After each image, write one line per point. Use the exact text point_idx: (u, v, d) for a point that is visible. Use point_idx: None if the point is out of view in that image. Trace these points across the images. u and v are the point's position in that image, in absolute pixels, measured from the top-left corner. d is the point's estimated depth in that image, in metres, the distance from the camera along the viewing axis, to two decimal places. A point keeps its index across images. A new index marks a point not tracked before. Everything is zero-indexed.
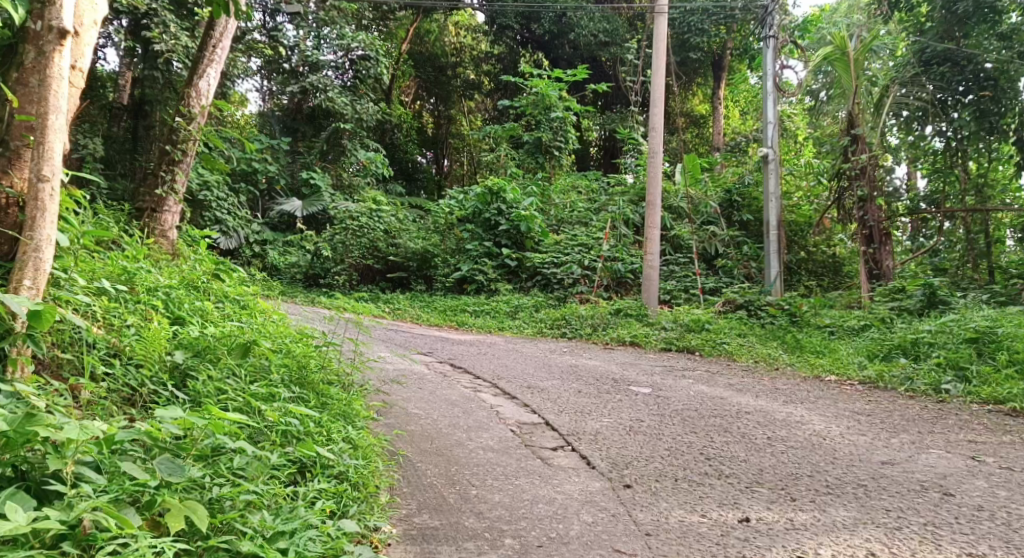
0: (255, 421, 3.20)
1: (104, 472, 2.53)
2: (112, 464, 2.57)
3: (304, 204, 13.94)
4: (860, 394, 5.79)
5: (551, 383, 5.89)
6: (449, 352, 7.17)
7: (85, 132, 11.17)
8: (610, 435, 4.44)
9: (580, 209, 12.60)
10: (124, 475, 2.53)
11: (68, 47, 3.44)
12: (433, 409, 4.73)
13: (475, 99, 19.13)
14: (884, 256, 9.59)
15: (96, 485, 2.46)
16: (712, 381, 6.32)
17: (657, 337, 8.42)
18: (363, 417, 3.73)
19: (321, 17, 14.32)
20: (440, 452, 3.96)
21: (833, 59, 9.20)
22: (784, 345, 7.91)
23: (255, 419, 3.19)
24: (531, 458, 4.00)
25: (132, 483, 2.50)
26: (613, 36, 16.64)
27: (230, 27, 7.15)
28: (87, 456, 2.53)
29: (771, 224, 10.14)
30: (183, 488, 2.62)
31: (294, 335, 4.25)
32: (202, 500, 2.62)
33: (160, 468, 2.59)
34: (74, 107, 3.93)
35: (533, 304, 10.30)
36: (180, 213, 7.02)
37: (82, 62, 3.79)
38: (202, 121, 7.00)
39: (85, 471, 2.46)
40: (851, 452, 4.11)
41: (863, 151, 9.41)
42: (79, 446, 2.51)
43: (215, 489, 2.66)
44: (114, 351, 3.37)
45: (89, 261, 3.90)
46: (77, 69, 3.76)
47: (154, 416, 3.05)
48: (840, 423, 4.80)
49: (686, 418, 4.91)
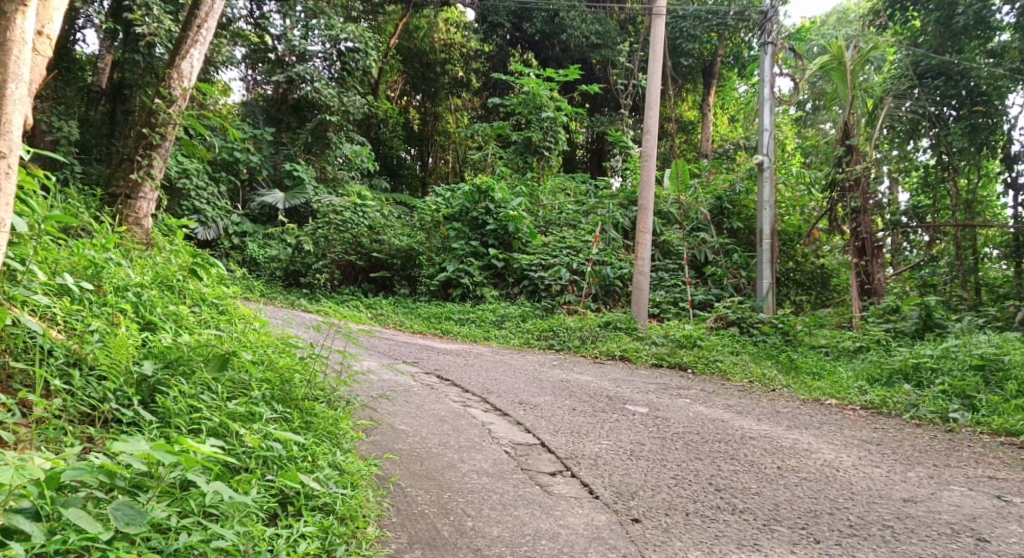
0: (230, 447, 2.87)
1: (43, 519, 2.23)
2: (56, 510, 2.26)
3: (286, 196, 13.50)
4: (865, 421, 5.56)
5: (543, 400, 5.58)
6: (436, 363, 6.85)
7: (61, 114, 10.77)
8: (611, 460, 4.16)
9: (569, 211, 12.27)
10: (72, 525, 2.23)
11: (32, 7, 3.07)
12: (423, 426, 4.42)
13: (463, 97, 18.77)
14: (876, 269, 9.31)
15: (29, 545, 2.15)
16: (709, 402, 6.06)
17: (647, 352, 8.17)
18: (350, 438, 3.40)
19: (309, 8, 13.88)
20: (432, 476, 3.67)
21: (830, 69, 9.13)
22: (779, 365, 7.72)
23: (233, 444, 2.88)
24: (529, 485, 3.73)
25: (78, 538, 2.19)
26: (605, 38, 16.24)
27: (218, 8, 6.81)
28: (24, 502, 2.25)
29: (765, 234, 9.92)
30: (142, 537, 2.31)
31: (277, 345, 3.91)
32: (163, 552, 2.30)
33: (116, 515, 2.27)
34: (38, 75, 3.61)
35: (521, 314, 9.99)
36: (157, 202, 6.64)
37: (50, 28, 3.48)
38: (183, 105, 6.60)
39: (20, 522, 2.16)
40: (868, 487, 3.92)
41: (858, 162, 9.16)
42: (15, 490, 2.22)
43: (180, 538, 2.34)
44: (72, 360, 3.04)
45: (52, 250, 3.58)
46: (43, 36, 3.45)
47: (117, 440, 2.72)
48: (851, 453, 4.57)
49: (688, 442, 4.64)
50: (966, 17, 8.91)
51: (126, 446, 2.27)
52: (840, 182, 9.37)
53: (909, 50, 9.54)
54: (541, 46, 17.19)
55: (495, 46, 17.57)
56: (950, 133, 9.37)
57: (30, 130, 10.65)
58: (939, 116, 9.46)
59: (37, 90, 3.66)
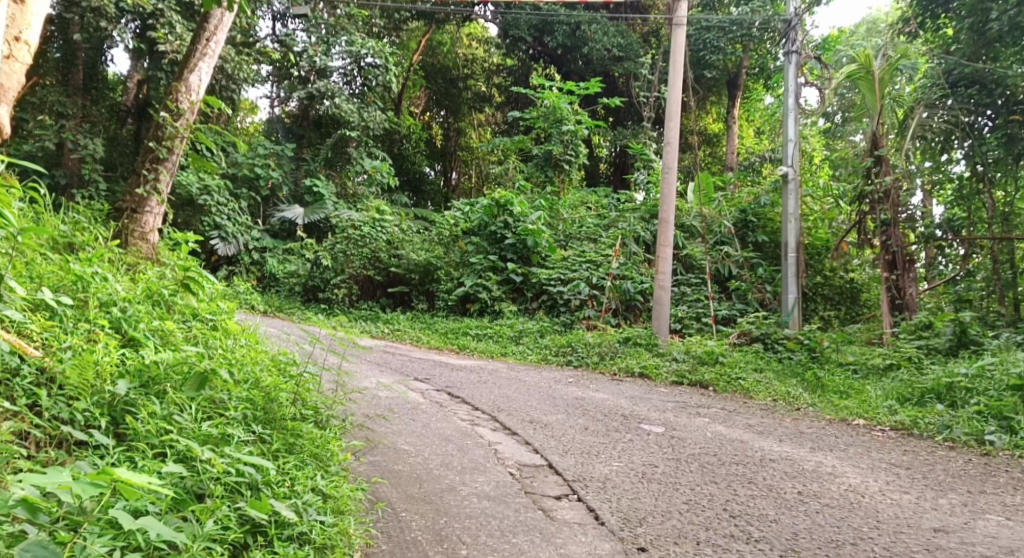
0: (196, 473, 2.75)
1: None
2: None
3: (306, 212, 13.45)
4: (894, 443, 5.26)
5: (554, 418, 5.39)
6: (447, 379, 6.67)
7: (87, 132, 10.86)
8: (620, 483, 3.95)
9: (589, 225, 12.05)
10: None
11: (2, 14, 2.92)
12: (424, 445, 4.25)
13: (485, 112, 18.69)
14: (908, 283, 9.06)
15: None
16: (729, 421, 5.79)
17: (667, 369, 7.92)
18: (337, 461, 3.30)
19: (332, 24, 14.03)
20: (429, 499, 3.48)
21: (858, 77, 8.95)
22: (805, 383, 7.42)
23: (200, 469, 2.76)
24: (531, 510, 3.52)
25: None
26: (627, 51, 15.98)
27: (228, 20, 6.79)
28: None
29: (789, 247, 9.64)
30: None
31: (267, 363, 3.81)
32: None
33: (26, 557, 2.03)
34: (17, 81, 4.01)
35: (538, 329, 9.79)
36: (164, 216, 6.57)
37: (28, 33, 3.89)
38: (191, 118, 6.57)
39: None
40: (896, 514, 3.66)
41: (888, 173, 8.96)
42: None
43: None
44: (43, 380, 2.93)
45: (37, 268, 3.51)
46: (21, 41, 3.88)
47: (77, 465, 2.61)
48: (878, 477, 4.30)
49: (704, 464, 4.40)
50: (1000, 23, 8.46)
51: (35, 477, 2.04)
52: (869, 195, 9.14)
53: (941, 58, 9.10)
54: (563, 60, 17.01)
55: (518, 60, 17.50)
56: (986, 142, 8.97)
57: (56, 149, 10.74)
58: (973, 126, 9.04)
59: (15, 95, 4.12)
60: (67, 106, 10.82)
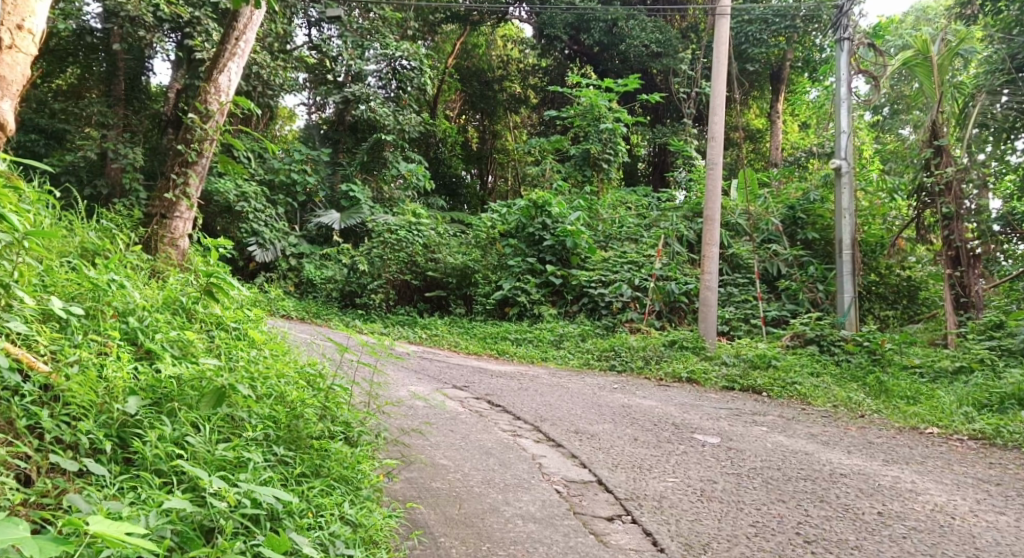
0: (206, 506, 2.50)
1: None
2: None
3: (342, 216, 13.24)
4: (976, 455, 4.81)
5: (601, 428, 5.05)
6: (487, 387, 6.36)
7: (127, 141, 10.76)
8: (677, 502, 3.60)
9: (630, 225, 11.64)
10: None
11: None
12: (464, 459, 3.95)
13: (522, 113, 18.23)
14: (974, 280, 8.49)
15: None
16: (790, 430, 5.39)
17: (717, 374, 7.49)
18: (368, 484, 3.05)
19: (365, 27, 13.85)
20: (470, 523, 3.17)
21: (914, 64, 8.48)
22: (867, 388, 6.97)
23: (209, 502, 2.50)
24: (582, 534, 3.19)
25: None
26: (666, 47, 15.47)
27: (257, 19, 6.58)
28: None
29: (845, 244, 9.14)
30: None
31: (293, 375, 3.59)
32: None
33: None
34: (26, 77, 4.02)
35: (579, 333, 9.43)
36: (194, 221, 6.38)
37: (30, 21, 4.01)
38: (220, 120, 6.38)
39: None
40: (995, 540, 3.29)
41: (949, 164, 8.41)
42: None
43: None
44: (46, 398, 2.74)
45: (48, 275, 3.33)
46: (26, 28, 3.99)
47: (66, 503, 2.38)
48: (967, 495, 3.89)
49: (769, 480, 4.02)
50: None
51: None
52: (928, 187, 8.61)
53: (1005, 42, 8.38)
54: (600, 58, 16.63)
55: (553, 60, 17.20)
56: None
57: (98, 159, 10.74)
58: None
59: (21, 91, 4.00)
60: (109, 117, 10.78)
